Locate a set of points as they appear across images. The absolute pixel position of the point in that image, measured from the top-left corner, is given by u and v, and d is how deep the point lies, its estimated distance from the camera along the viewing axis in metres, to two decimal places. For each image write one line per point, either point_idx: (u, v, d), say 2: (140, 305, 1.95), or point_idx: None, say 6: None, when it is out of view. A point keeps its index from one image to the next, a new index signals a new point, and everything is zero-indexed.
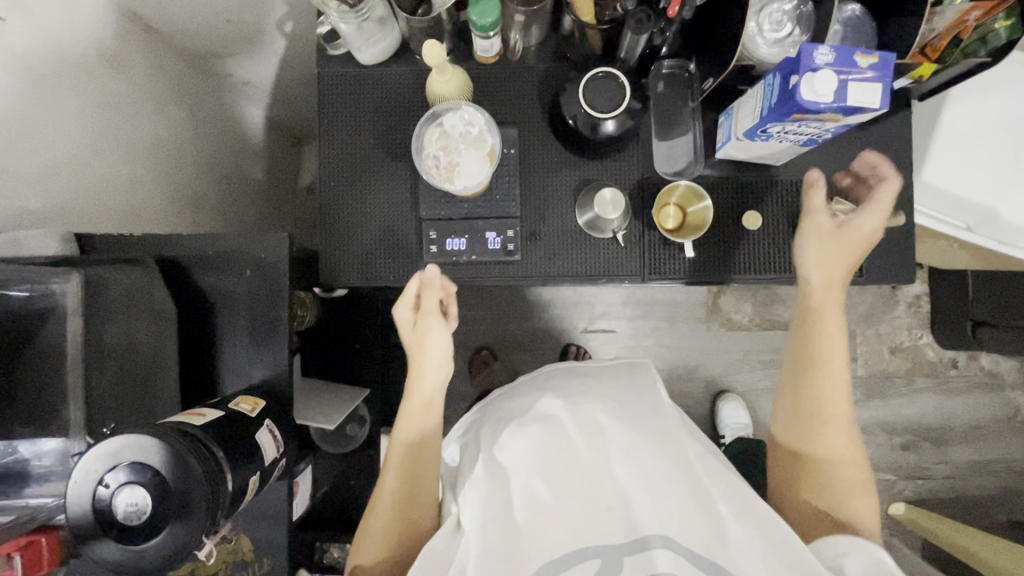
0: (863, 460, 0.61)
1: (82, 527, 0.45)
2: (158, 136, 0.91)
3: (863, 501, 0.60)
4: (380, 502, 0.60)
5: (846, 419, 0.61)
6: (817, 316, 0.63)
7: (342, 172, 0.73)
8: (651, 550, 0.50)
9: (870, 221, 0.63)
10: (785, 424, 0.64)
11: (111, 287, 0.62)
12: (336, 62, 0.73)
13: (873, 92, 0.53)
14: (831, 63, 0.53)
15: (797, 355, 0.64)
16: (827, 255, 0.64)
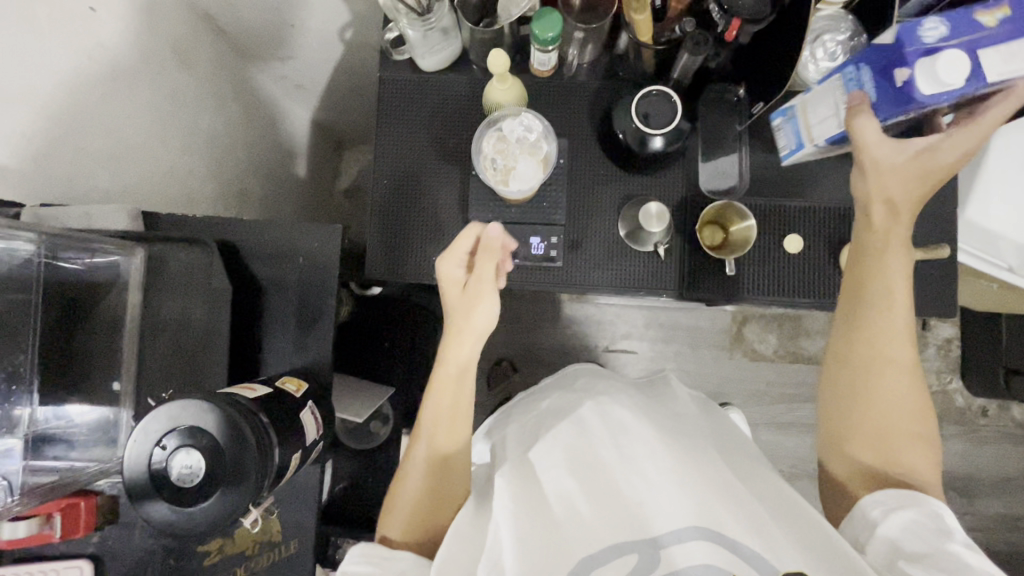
0: (928, 410, 0.57)
1: (137, 485, 0.47)
2: (215, 130, 0.95)
3: (925, 453, 0.56)
4: (409, 480, 0.61)
5: (909, 363, 0.57)
6: (876, 253, 0.59)
7: (395, 171, 0.76)
8: (684, 543, 0.50)
9: (955, 149, 0.55)
10: (842, 373, 0.60)
11: (172, 264, 0.68)
12: (398, 66, 0.76)
13: (1019, 53, 0.52)
14: (947, 35, 0.53)
15: (851, 320, 0.59)
16: (894, 182, 0.57)
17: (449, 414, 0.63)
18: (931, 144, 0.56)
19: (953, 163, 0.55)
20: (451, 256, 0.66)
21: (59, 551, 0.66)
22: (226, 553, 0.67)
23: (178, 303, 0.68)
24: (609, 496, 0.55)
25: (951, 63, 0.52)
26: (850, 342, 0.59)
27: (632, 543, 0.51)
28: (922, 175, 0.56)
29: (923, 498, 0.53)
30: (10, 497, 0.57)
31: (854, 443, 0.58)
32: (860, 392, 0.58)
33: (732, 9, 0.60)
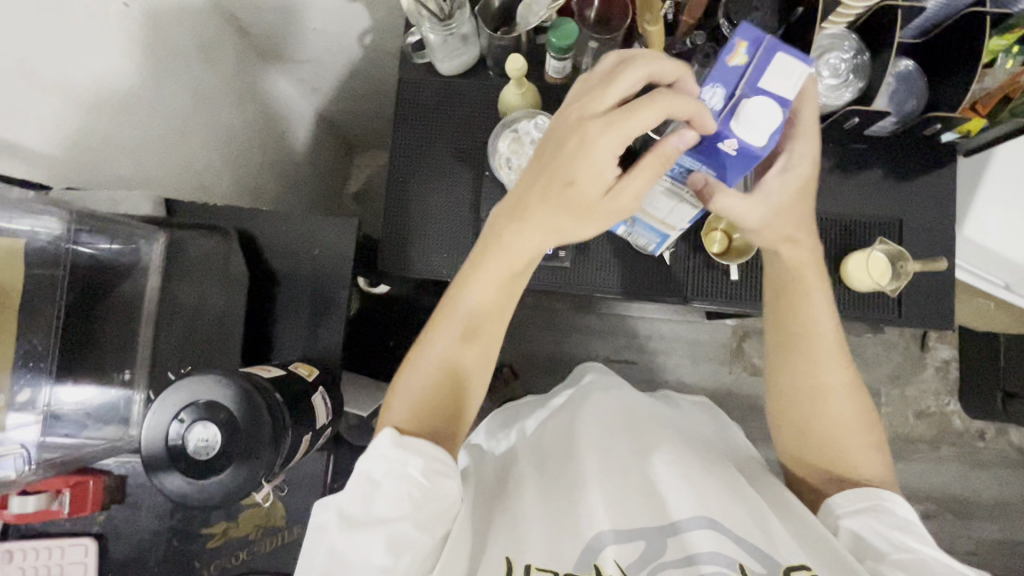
0: (872, 420, 0.57)
1: (153, 456, 0.49)
2: (234, 127, 0.97)
3: (877, 462, 0.55)
4: (422, 373, 0.53)
5: (847, 382, 0.57)
6: (799, 286, 0.59)
7: (411, 170, 0.78)
8: (690, 530, 0.50)
9: (805, 160, 0.55)
10: (782, 411, 0.59)
11: (190, 249, 0.70)
12: (418, 70, 0.79)
13: (795, 69, 0.51)
14: (723, 95, 0.53)
15: (782, 356, 0.59)
16: (795, 209, 0.57)
17: (493, 317, 0.55)
18: (782, 169, 0.56)
19: (809, 181, 0.56)
20: (609, 129, 0.49)
21: (64, 529, 0.67)
22: (230, 537, 0.68)
23: (195, 288, 0.69)
24: (614, 487, 0.55)
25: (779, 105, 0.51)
26: (785, 376, 0.58)
27: (639, 529, 0.51)
28: (797, 193, 0.56)
29: (878, 494, 0.52)
30: (26, 469, 0.59)
31: (808, 455, 0.58)
32: (803, 419, 0.57)
33: (741, 25, 0.63)
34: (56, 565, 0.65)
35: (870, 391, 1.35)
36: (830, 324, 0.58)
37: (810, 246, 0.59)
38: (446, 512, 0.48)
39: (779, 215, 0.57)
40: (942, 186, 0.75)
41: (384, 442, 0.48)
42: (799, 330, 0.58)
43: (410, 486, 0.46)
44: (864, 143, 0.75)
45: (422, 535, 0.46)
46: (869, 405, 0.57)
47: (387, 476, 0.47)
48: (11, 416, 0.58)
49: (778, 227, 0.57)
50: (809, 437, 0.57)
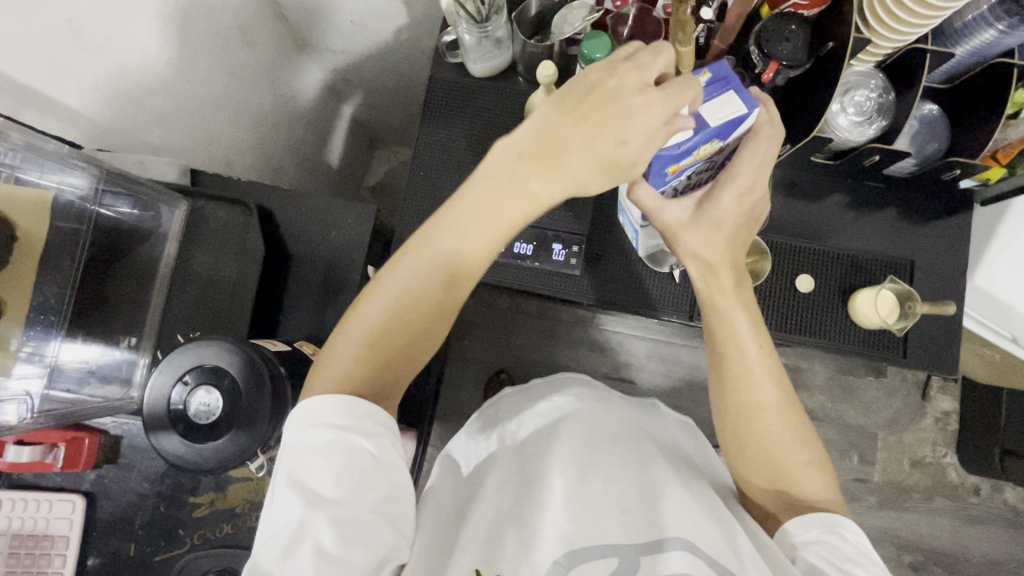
0: (809, 437, 0.57)
1: (155, 418, 0.50)
2: (263, 109, 0.99)
3: (819, 476, 0.56)
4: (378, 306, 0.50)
5: (779, 400, 0.57)
6: (722, 313, 0.58)
7: (433, 166, 0.80)
8: (667, 551, 0.49)
9: (726, 192, 0.56)
10: (731, 439, 0.58)
11: (210, 219, 0.71)
12: (450, 69, 0.80)
13: (731, 101, 0.51)
14: None
15: (716, 377, 0.59)
16: (706, 237, 0.57)
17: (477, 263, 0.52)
18: (706, 192, 0.57)
19: (732, 212, 0.57)
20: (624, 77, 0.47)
21: (55, 484, 0.67)
22: (217, 508, 0.68)
23: (210, 257, 0.70)
24: (581, 499, 0.53)
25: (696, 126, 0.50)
26: (719, 396, 0.59)
27: (615, 547, 0.51)
28: (711, 225, 0.56)
29: (824, 518, 0.53)
30: (27, 416, 0.61)
31: (757, 479, 0.57)
32: (739, 436, 0.57)
33: (771, 54, 0.64)
34: (42, 518, 0.66)
35: (867, 435, 1.34)
36: (755, 340, 0.58)
37: (728, 268, 0.59)
38: (390, 490, 0.45)
39: (693, 243, 0.57)
40: (957, 233, 0.75)
41: (324, 410, 0.45)
42: (728, 353, 0.58)
43: (347, 447, 0.44)
44: (883, 182, 0.76)
45: (365, 495, 0.43)
46: (802, 417, 0.58)
47: (322, 440, 0.44)
48: (18, 366, 0.59)
49: (692, 241, 0.57)
50: (767, 465, 0.56)
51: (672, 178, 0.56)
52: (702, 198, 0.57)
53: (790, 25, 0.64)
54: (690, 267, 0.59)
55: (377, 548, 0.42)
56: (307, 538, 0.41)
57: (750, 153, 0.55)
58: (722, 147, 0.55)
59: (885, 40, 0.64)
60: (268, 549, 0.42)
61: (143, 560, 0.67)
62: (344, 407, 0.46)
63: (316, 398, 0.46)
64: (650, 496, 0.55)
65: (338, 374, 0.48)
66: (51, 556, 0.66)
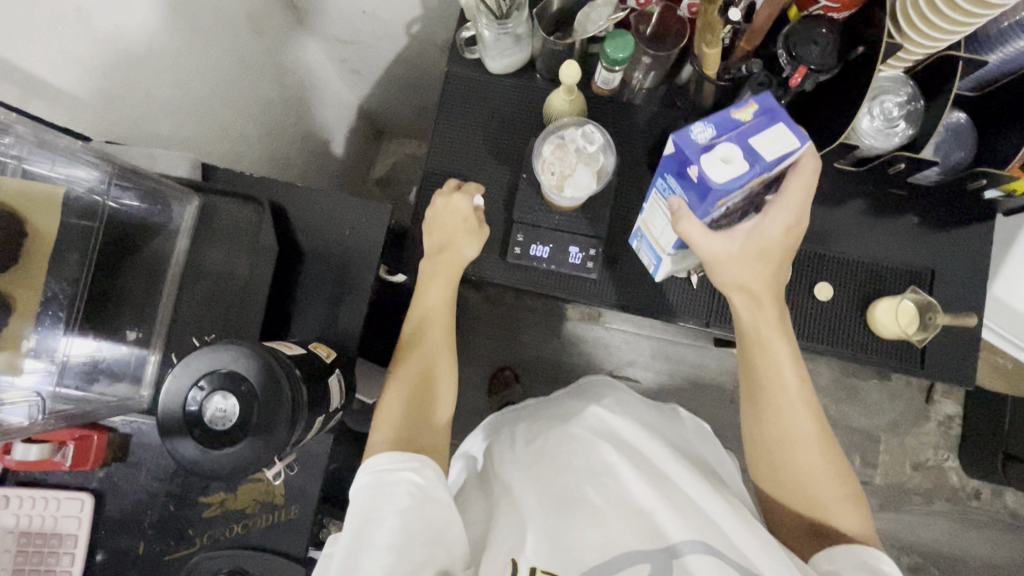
0: (845, 467, 0.59)
1: (169, 423, 0.49)
2: (271, 100, 0.97)
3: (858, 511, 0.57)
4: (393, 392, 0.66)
5: (816, 434, 0.58)
6: (761, 345, 0.60)
7: (448, 164, 0.78)
8: (692, 554, 0.52)
9: (774, 225, 0.57)
10: (763, 463, 0.61)
11: (223, 216, 0.70)
12: (466, 65, 0.79)
13: (783, 134, 0.51)
14: (713, 135, 0.51)
15: (753, 408, 0.61)
16: (752, 269, 0.58)
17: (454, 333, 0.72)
18: (753, 223, 0.57)
19: (773, 245, 0.58)
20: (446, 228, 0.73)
21: (63, 482, 0.66)
22: (227, 508, 0.67)
23: (222, 255, 0.69)
24: (611, 510, 0.56)
25: (750, 160, 0.50)
26: (757, 428, 0.60)
27: (648, 552, 0.52)
28: (757, 255, 0.58)
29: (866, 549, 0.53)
30: (38, 418, 0.60)
31: (790, 500, 0.60)
32: (776, 465, 0.59)
33: (799, 57, 0.62)
34: (50, 516, 0.65)
35: (869, 437, 1.34)
36: (795, 371, 0.59)
37: (772, 300, 0.60)
38: (430, 515, 0.54)
39: (740, 276, 0.58)
40: (980, 242, 0.74)
41: (382, 461, 0.57)
42: (762, 384, 0.60)
43: (409, 492, 0.55)
44: (905, 190, 0.74)
45: (416, 525, 0.52)
46: (836, 450, 0.59)
47: (386, 480, 0.56)
48: (26, 362, 0.58)
49: (734, 273, 0.58)
50: (799, 487, 0.58)
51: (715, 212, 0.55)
52: (749, 232, 0.57)
53: (818, 28, 0.62)
54: (735, 302, 0.60)
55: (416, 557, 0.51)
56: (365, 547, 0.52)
57: (798, 185, 0.55)
58: (768, 180, 0.54)
59: (916, 45, 0.63)
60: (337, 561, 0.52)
61: (151, 560, 0.67)
62: (396, 455, 0.57)
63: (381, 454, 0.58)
64: (676, 500, 0.57)
65: (387, 436, 0.62)
66: (59, 555, 0.65)
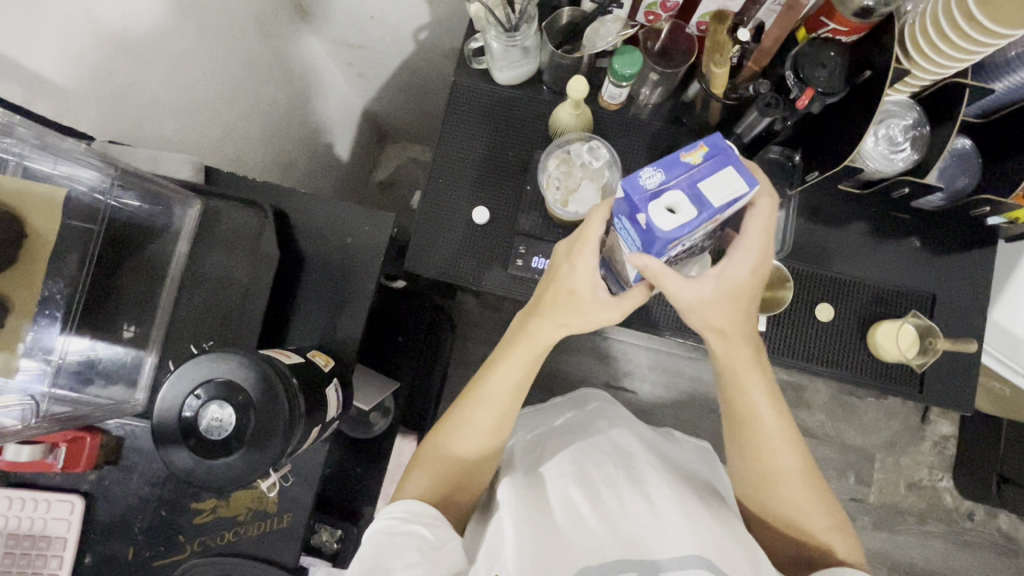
0: (829, 501, 0.59)
1: (165, 431, 0.48)
2: (276, 102, 0.97)
3: (842, 536, 0.58)
4: (450, 441, 0.61)
5: (800, 469, 0.58)
6: (738, 383, 0.58)
7: (452, 173, 0.78)
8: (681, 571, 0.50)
9: (742, 267, 0.53)
10: (749, 488, 0.61)
11: (224, 220, 0.69)
12: (474, 75, 0.78)
13: (733, 177, 0.44)
14: (663, 181, 0.44)
15: (737, 441, 0.60)
16: (727, 309, 0.55)
17: (501, 376, 0.61)
18: (719, 267, 0.54)
19: (743, 287, 0.54)
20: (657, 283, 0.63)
21: (53, 483, 0.66)
22: (218, 515, 0.67)
23: (222, 259, 0.69)
24: (603, 519, 0.55)
25: (701, 208, 0.44)
26: (744, 464, 0.60)
27: (638, 561, 0.51)
28: (729, 298, 0.54)
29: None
30: (31, 421, 0.59)
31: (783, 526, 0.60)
32: (768, 492, 0.59)
33: (807, 79, 0.62)
34: (39, 519, 0.64)
35: (865, 456, 1.34)
36: (774, 409, 0.59)
37: (744, 337, 0.57)
38: (441, 555, 0.53)
39: (714, 316, 0.55)
40: (981, 268, 0.74)
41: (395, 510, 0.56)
42: (746, 419, 0.59)
43: (418, 545, 0.53)
44: (907, 214, 0.74)
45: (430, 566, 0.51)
46: (820, 482, 0.59)
47: (399, 530, 0.54)
48: (21, 362, 0.57)
49: (705, 313, 0.55)
50: (788, 512, 0.59)
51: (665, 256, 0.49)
52: (719, 275, 0.53)
53: (828, 51, 0.62)
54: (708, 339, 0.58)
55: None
56: None
57: (758, 226, 0.52)
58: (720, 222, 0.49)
59: (924, 70, 0.63)
60: None
61: (140, 565, 0.66)
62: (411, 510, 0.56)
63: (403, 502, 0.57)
64: (665, 515, 0.56)
65: (424, 490, 0.60)
66: (47, 557, 0.64)
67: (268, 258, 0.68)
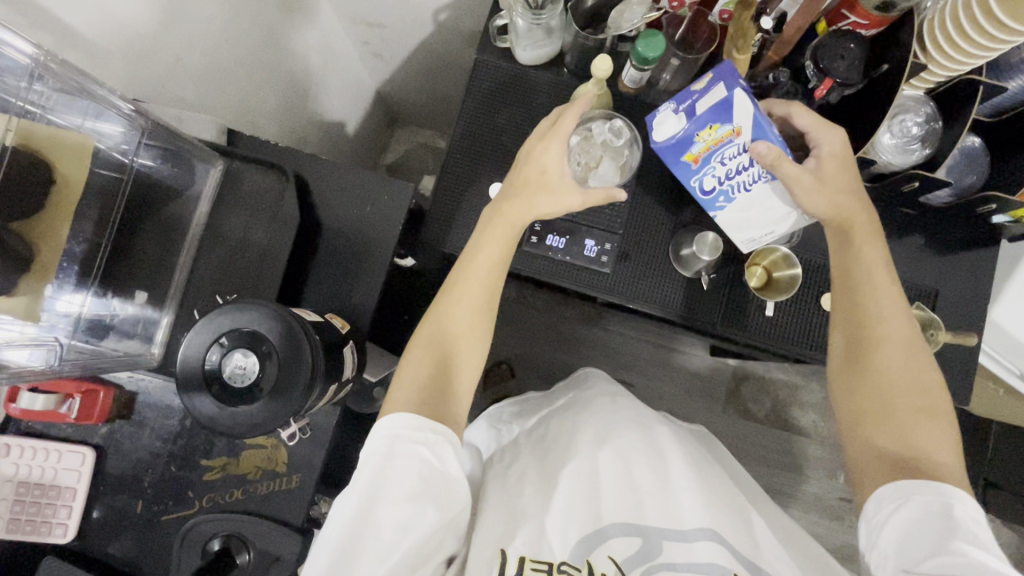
0: (932, 385, 0.55)
1: (189, 379, 0.50)
2: (294, 74, 0.97)
3: (937, 426, 0.53)
4: (436, 326, 0.63)
5: (903, 339, 0.57)
6: (854, 256, 0.61)
7: (471, 149, 0.79)
8: (696, 541, 0.52)
9: (832, 140, 0.61)
10: (846, 375, 0.59)
11: (245, 183, 0.70)
12: (498, 54, 0.79)
13: (718, 88, 0.60)
14: (671, 106, 0.64)
15: (842, 316, 0.61)
16: (843, 175, 0.61)
17: (487, 268, 0.64)
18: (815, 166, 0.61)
19: (843, 155, 0.62)
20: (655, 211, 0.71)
21: (64, 435, 0.66)
22: (228, 473, 0.67)
23: (242, 221, 0.70)
24: (600, 493, 0.56)
25: (685, 118, 0.63)
26: (840, 342, 0.60)
27: (637, 527, 0.54)
28: (840, 166, 0.61)
29: (916, 488, 0.50)
30: (55, 363, 0.60)
31: (876, 433, 0.55)
32: (862, 372, 0.57)
33: (826, 69, 0.63)
34: (50, 468, 0.65)
35: None
36: (890, 285, 0.59)
37: (861, 204, 0.62)
38: (438, 483, 0.53)
39: (828, 179, 0.61)
40: (986, 266, 0.75)
41: (397, 424, 0.55)
42: (855, 283, 0.60)
43: (421, 471, 0.53)
44: (916, 209, 0.76)
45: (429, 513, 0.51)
46: (927, 366, 0.56)
47: (398, 449, 0.53)
48: (41, 315, 0.57)
49: (801, 175, 0.59)
50: (887, 390, 0.55)
51: (698, 169, 0.66)
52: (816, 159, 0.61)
53: (848, 43, 0.63)
54: (816, 203, 0.60)
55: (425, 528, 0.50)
56: (370, 536, 0.50)
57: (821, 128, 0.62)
58: (741, 132, 0.60)
59: (939, 66, 0.64)
60: (331, 554, 0.49)
61: (148, 518, 0.67)
62: (414, 423, 0.55)
63: (398, 415, 0.56)
64: (678, 487, 0.57)
65: (410, 394, 0.58)
66: (57, 506, 0.65)
67: (289, 221, 0.69)
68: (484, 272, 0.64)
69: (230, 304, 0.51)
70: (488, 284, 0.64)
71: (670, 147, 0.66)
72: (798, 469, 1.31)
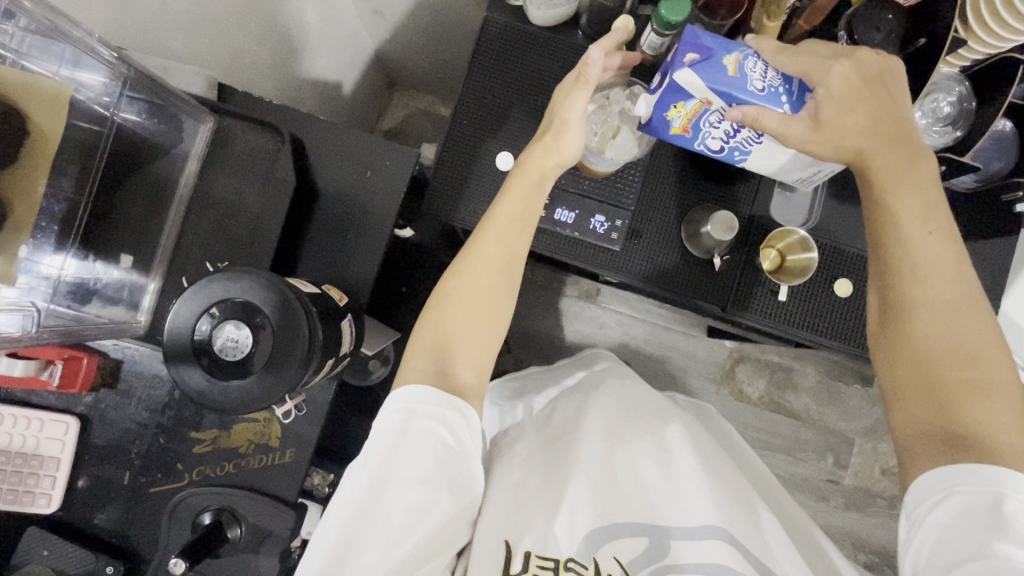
0: (973, 354, 0.51)
1: (177, 351, 0.47)
2: (290, 29, 0.90)
3: (984, 402, 0.49)
4: (452, 293, 0.59)
5: (943, 304, 0.53)
6: (887, 219, 0.55)
7: (478, 116, 0.75)
8: (704, 540, 0.51)
9: (831, 76, 0.55)
10: (884, 351, 0.55)
11: (237, 143, 0.66)
12: (511, 15, 0.74)
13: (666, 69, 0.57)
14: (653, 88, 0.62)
15: (875, 287, 0.57)
16: (845, 117, 0.55)
17: (502, 225, 0.61)
18: (810, 111, 0.56)
19: (844, 91, 0.55)
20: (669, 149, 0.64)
21: (46, 403, 0.64)
22: (219, 446, 0.65)
23: (233, 183, 0.66)
24: (608, 491, 0.55)
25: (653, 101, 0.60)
26: (871, 320, 0.58)
27: (645, 528, 0.52)
28: (840, 108, 0.55)
29: (955, 477, 0.48)
30: (32, 330, 0.55)
31: (915, 408, 0.52)
32: (892, 350, 0.54)
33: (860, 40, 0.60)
34: (32, 437, 0.62)
35: (843, 439, 1.31)
36: (936, 248, 0.54)
37: (889, 151, 0.56)
38: (445, 458, 0.51)
39: (825, 124, 0.55)
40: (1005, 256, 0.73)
41: (412, 397, 0.53)
42: (881, 249, 0.56)
43: (433, 447, 0.51)
44: None
45: (447, 499, 0.50)
46: (968, 334, 0.52)
47: (413, 423, 0.51)
48: (18, 276, 0.53)
49: (785, 128, 0.55)
50: (926, 366, 0.52)
51: (694, 136, 0.62)
52: (812, 110, 0.56)
53: (886, 13, 0.60)
54: (816, 152, 0.56)
55: (434, 512, 0.49)
56: (378, 517, 0.48)
57: (813, 61, 0.56)
58: (710, 101, 0.57)
59: (980, 42, 0.61)
60: (337, 531, 0.48)
61: (136, 490, 0.65)
62: (430, 395, 0.53)
63: (413, 387, 0.53)
64: (688, 484, 0.56)
65: (426, 361, 0.56)
66: (40, 476, 0.63)
67: (284, 185, 0.65)
68: (489, 229, 0.61)
69: (218, 274, 0.48)
70: (498, 245, 0.61)
71: (654, 129, 0.63)
72: (787, 451, 1.32)
